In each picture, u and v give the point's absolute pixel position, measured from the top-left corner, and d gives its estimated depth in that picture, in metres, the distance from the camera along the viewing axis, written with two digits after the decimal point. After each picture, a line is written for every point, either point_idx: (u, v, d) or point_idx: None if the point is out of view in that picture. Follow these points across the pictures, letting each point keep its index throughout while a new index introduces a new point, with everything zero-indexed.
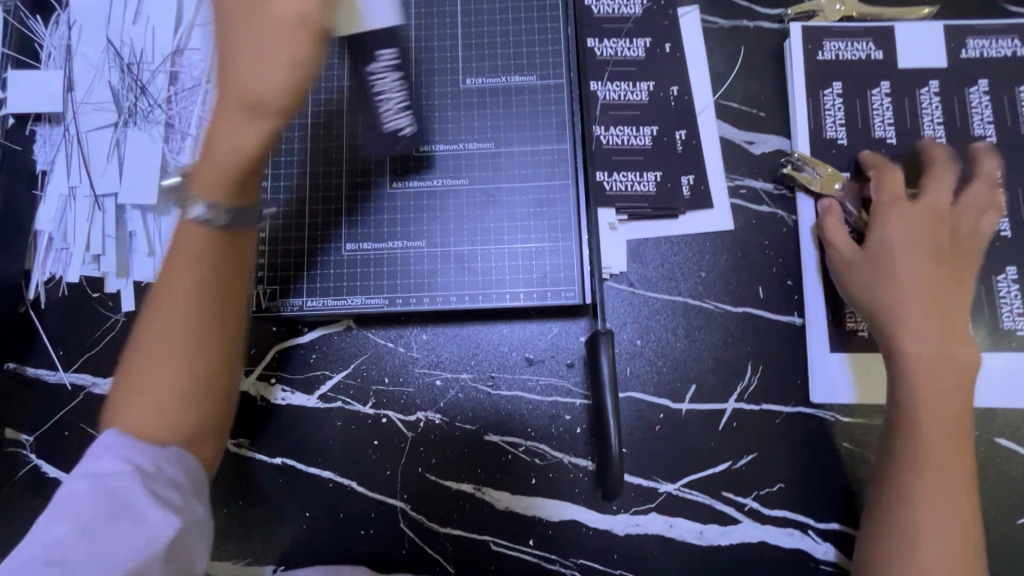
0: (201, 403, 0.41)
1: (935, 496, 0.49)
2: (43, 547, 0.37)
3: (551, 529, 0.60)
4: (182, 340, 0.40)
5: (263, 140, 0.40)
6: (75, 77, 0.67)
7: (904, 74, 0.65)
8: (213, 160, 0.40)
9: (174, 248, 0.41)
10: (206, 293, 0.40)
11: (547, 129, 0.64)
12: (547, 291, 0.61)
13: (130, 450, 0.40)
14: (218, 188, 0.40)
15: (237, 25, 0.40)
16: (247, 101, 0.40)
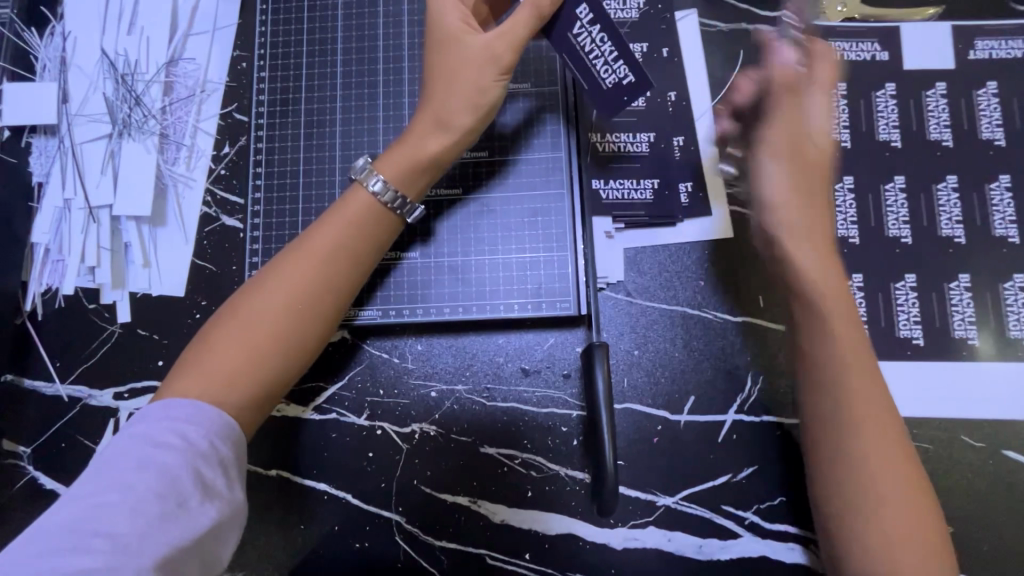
0: (294, 360, 0.48)
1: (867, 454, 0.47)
2: (89, 515, 0.37)
3: (547, 543, 0.59)
4: (319, 295, 0.50)
5: (416, 179, 0.54)
6: (70, 88, 0.67)
7: (909, 76, 0.63)
8: (405, 156, 0.54)
9: (338, 216, 0.52)
10: (350, 264, 0.52)
11: (541, 137, 0.63)
12: (542, 302, 0.61)
13: (187, 424, 0.42)
14: (390, 177, 0.53)
15: (443, 88, 0.54)
16: (415, 149, 0.54)
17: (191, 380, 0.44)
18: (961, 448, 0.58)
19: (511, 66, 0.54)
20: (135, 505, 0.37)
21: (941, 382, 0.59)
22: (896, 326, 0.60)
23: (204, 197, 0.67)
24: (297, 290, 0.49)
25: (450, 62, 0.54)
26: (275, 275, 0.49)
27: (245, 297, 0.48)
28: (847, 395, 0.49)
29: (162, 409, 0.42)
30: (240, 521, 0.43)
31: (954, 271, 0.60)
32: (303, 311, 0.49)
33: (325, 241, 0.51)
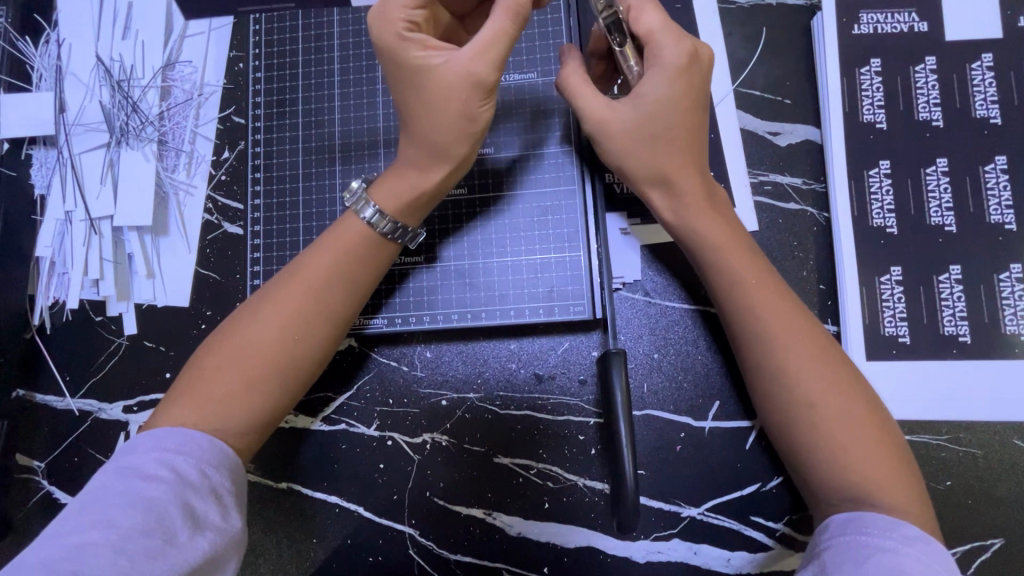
0: (289, 387, 0.48)
1: (824, 411, 0.44)
2: (71, 555, 0.36)
3: (566, 556, 0.57)
4: (311, 321, 0.49)
5: (417, 208, 0.52)
6: (67, 98, 0.66)
7: (951, 47, 0.57)
8: (397, 188, 0.51)
9: (332, 242, 0.51)
10: (347, 286, 0.50)
11: (550, 130, 0.59)
12: (554, 306, 0.57)
13: (177, 455, 0.42)
14: (387, 208, 0.51)
15: (430, 116, 0.49)
16: (410, 181, 0.51)
17: (184, 408, 0.45)
18: (1012, 453, 0.54)
19: (496, 83, 0.48)
20: (120, 542, 0.37)
21: (991, 382, 0.54)
22: (939, 323, 0.55)
23: (206, 204, 0.65)
24: (289, 321, 0.48)
25: (429, 93, 0.48)
26: (268, 303, 0.48)
27: (239, 325, 0.48)
28: (764, 335, 0.47)
29: (152, 440, 0.43)
30: (237, 550, 0.43)
31: (1004, 261, 0.55)
32: (297, 340, 0.48)
33: (318, 269, 0.50)
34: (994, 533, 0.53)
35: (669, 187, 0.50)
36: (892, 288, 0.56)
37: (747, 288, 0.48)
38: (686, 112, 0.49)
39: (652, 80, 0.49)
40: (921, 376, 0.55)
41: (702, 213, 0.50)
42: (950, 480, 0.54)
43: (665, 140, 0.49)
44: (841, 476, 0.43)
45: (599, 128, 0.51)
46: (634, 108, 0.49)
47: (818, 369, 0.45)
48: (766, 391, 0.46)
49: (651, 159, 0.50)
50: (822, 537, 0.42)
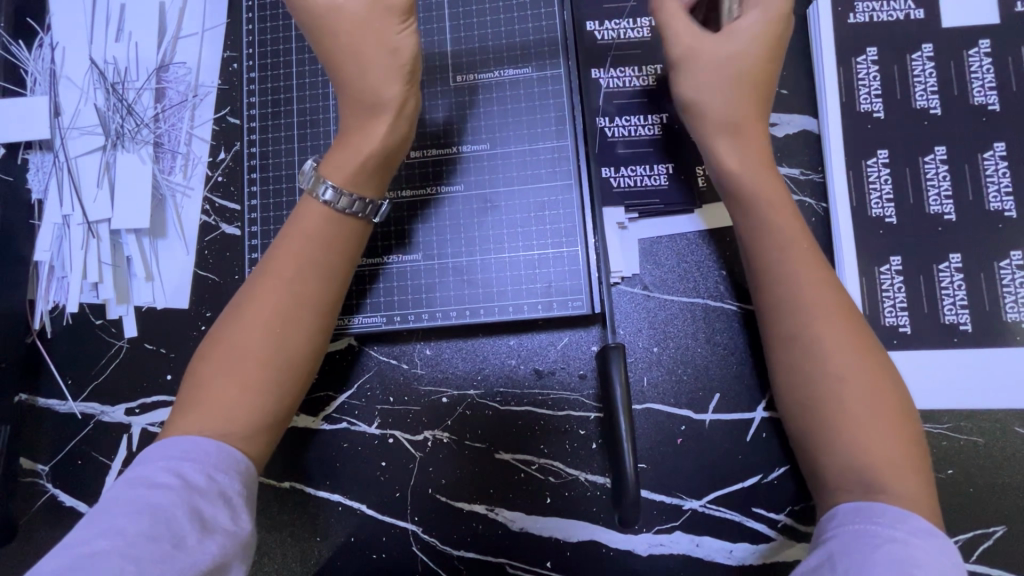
0: (289, 381, 0.48)
1: (849, 387, 0.44)
2: (79, 563, 0.36)
3: (569, 550, 0.57)
4: (293, 312, 0.49)
5: (376, 171, 0.51)
6: (61, 102, 0.66)
7: (949, 34, 0.57)
8: (345, 158, 0.51)
9: (296, 232, 0.50)
10: (322, 273, 0.50)
11: (545, 125, 0.59)
12: (553, 301, 0.57)
13: (183, 461, 0.42)
14: (338, 182, 0.50)
15: (355, 62, 0.50)
16: (357, 142, 0.51)
17: (190, 417, 0.45)
18: (1014, 441, 0.54)
19: (410, 7, 0.50)
20: (129, 548, 0.37)
21: (992, 369, 0.54)
22: (940, 311, 0.55)
23: (203, 206, 0.65)
24: (267, 314, 0.48)
25: (348, 39, 0.50)
26: (245, 302, 0.49)
27: (223, 330, 0.48)
28: (796, 307, 0.47)
29: (160, 451, 0.43)
30: (247, 555, 0.43)
31: (1004, 249, 0.55)
32: (282, 332, 0.48)
33: (290, 262, 0.50)
34: (996, 520, 0.53)
35: (738, 134, 0.51)
36: (892, 277, 0.56)
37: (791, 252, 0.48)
38: (767, 58, 0.51)
39: (751, 18, 0.51)
40: (921, 366, 0.55)
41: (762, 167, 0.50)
42: (952, 469, 0.54)
43: (743, 86, 0.51)
44: (854, 460, 0.42)
45: (681, 64, 0.52)
46: (730, 42, 0.51)
47: (850, 343, 0.45)
48: (794, 360, 0.47)
49: (729, 101, 0.51)
50: (828, 527, 0.42)
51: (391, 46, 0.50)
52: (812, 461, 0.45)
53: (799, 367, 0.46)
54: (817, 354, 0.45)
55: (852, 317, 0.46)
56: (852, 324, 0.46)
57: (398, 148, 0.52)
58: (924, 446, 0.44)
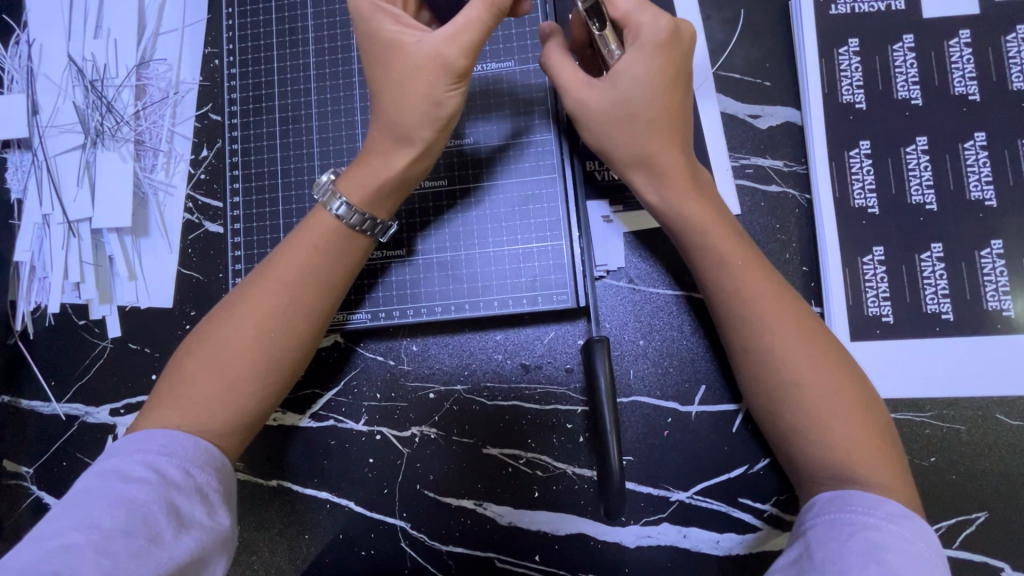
0: (269, 387, 0.47)
1: (815, 391, 0.44)
2: (53, 556, 0.35)
3: (557, 544, 0.57)
4: (289, 319, 0.48)
5: (393, 196, 0.52)
6: (39, 99, 0.65)
7: (930, 24, 0.57)
8: (363, 178, 0.51)
9: (303, 239, 0.50)
10: (318, 281, 0.50)
11: (529, 119, 0.59)
12: (538, 296, 0.57)
13: (161, 456, 0.42)
14: (354, 199, 0.50)
15: (396, 97, 0.48)
16: (372, 167, 0.51)
17: (168, 411, 0.45)
18: (996, 428, 0.55)
19: (467, 72, 0.48)
20: (104, 543, 0.36)
21: (973, 357, 0.55)
22: (922, 300, 0.55)
23: (186, 204, 0.65)
24: (264, 320, 0.47)
25: (400, 70, 0.48)
26: (242, 303, 0.48)
27: (215, 326, 0.48)
28: (755, 315, 0.46)
29: (135, 443, 0.42)
30: (226, 549, 0.43)
31: (985, 238, 0.55)
32: (273, 340, 0.47)
33: (292, 265, 0.49)
34: (979, 507, 0.54)
35: (655, 170, 0.50)
36: (874, 268, 0.56)
37: (734, 268, 0.47)
38: (665, 92, 0.48)
39: (629, 60, 0.48)
40: (903, 355, 0.55)
41: (687, 196, 0.49)
42: (934, 457, 0.54)
43: (641, 124, 0.49)
44: (822, 454, 0.43)
45: (577, 110, 0.51)
46: (611, 89, 0.49)
47: (805, 349, 0.45)
48: (754, 367, 0.46)
49: (629, 142, 0.50)
50: (807, 515, 0.42)
51: (434, 95, 0.48)
52: (789, 459, 0.46)
53: (755, 371, 0.46)
54: (780, 361, 0.45)
55: (809, 324, 0.46)
56: (807, 331, 0.46)
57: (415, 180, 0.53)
58: (897, 444, 0.44)
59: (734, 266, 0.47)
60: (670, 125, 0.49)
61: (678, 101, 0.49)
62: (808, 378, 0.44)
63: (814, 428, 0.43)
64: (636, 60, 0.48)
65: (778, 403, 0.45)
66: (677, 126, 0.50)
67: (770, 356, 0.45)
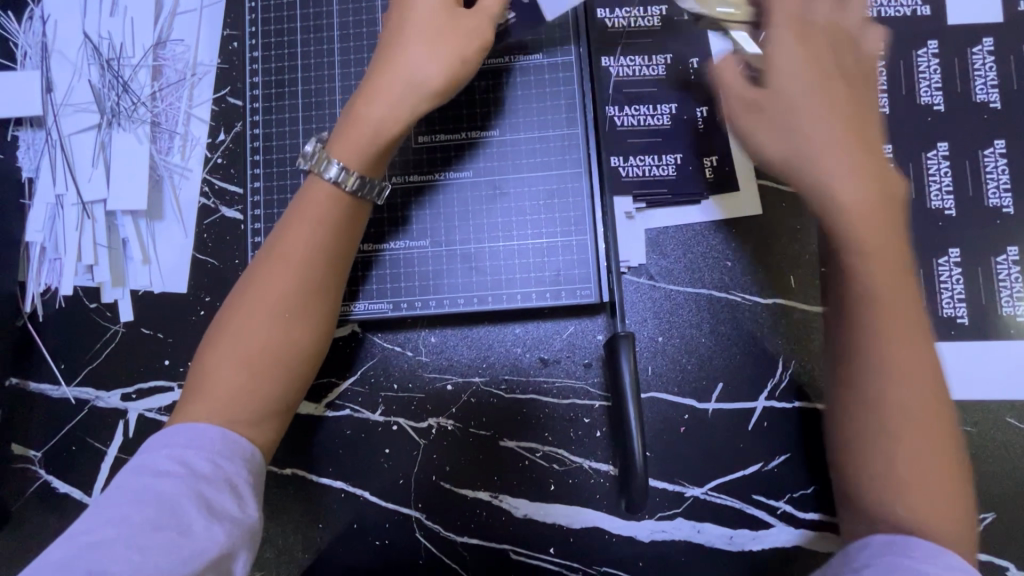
0: (294, 369, 0.48)
1: (914, 442, 0.39)
2: (86, 552, 0.37)
3: (572, 537, 0.58)
4: (304, 300, 0.48)
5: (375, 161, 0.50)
6: (53, 77, 0.64)
7: (954, 31, 0.58)
8: (356, 137, 0.49)
9: (304, 215, 0.49)
10: (326, 259, 0.49)
11: (556, 113, 0.59)
12: (561, 290, 0.57)
13: (188, 449, 0.42)
14: (347, 161, 0.48)
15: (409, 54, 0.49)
16: (362, 123, 0.49)
17: (197, 404, 0.45)
18: (1007, 431, 0.55)
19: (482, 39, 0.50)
20: (133, 538, 0.38)
21: (986, 361, 0.55)
22: (938, 304, 0.56)
23: (202, 187, 0.64)
24: (279, 304, 0.47)
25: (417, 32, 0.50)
26: (255, 289, 0.47)
27: (231, 316, 0.47)
28: (878, 352, 0.40)
29: (168, 438, 0.43)
30: (256, 540, 0.43)
31: (1001, 245, 0.56)
32: (291, 324, 0.47)
33: (299, 245, 0.48)
34: (987, 507, 0.55)
35: (810, 163, 0.43)
36: None
37: (868, 299, 0.41)
38: (825, 86, 0.45)
39: (782, 54, 0.45)
40: None
41: (861, 206, 0.42)
42: None
43: (811, 118, 0.44)
44: (901, 509, 0.39)
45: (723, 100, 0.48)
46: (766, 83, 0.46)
47: (919, 397, 0.40)
48: (857, 406, 0.41)
49: (780, 136, 0.44)
50: (859, 555, 0.39)
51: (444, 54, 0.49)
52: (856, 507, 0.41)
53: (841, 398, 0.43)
54: (889, 403, 0.40)
55: (931, 373, 0.40)
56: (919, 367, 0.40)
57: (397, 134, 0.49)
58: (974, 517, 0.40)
59: (882, 294, 0.41)
60: (847, 135, 0.43)
61: (849, 107, 0.44)
62: (899, 416, 0.40)
63: (905, 484, 0.39)
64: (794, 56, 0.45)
65: (868, 447, 0.40)
66: (852, 128, 0.44)
67: (882, 401, 0.40)
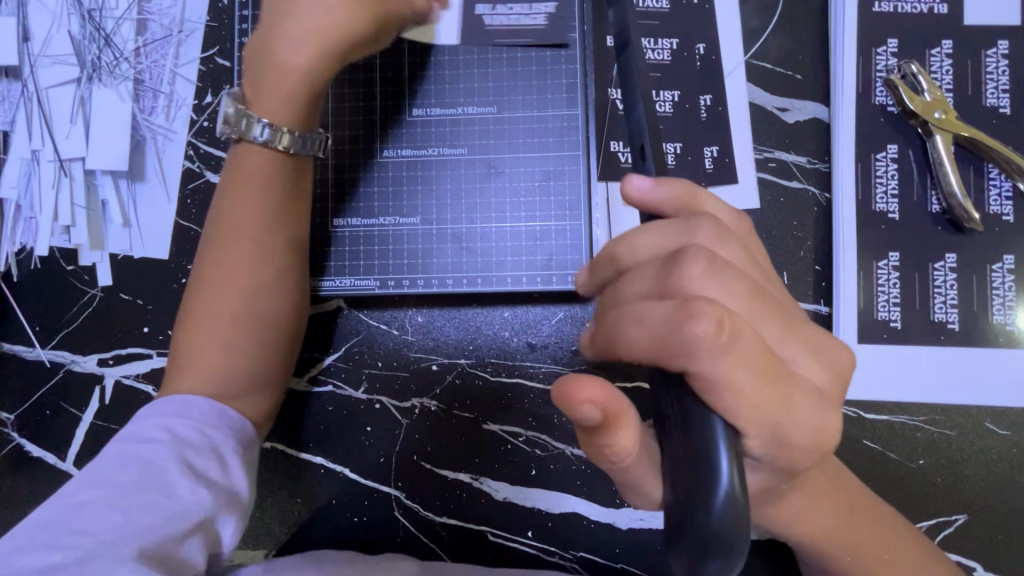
0: (267, 339, 0.49)
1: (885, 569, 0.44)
2: (66, 513, 0.36)
3: (551, 521, 0.58)
4: (262, 266, 0.49)
5: (295, 111, 0.48)
6: (30, 25, 0.61)
7: (970, 32, 0.57)
8: (271, 86, 0.47)
9: (244, 183, 0.49)
10: (276, 223, 0.50)
11: (556, 92, 0.57)
12: (553, 275, 0.56)
13: (174, 418, 0.43)
14: (274, 117, 0.47)
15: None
16: (277, 72, 0.47)
17: (174, 382, 0.46)
18: (987, 437, 0.56)
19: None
20: (115, 499, 0.37)
21: (972, 366, 0.56)
22: (930, 308, 0.56)
23: (186, 150, 0.62)
24: (239, 270, 0.48)
25: None
26: (215, 264, 0.48)
27: (199, 294, 0.48)
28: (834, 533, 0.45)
29: (145, 417, 0.44)
30: (242, 509, 0.43)
31: (998, 252, 0.56)
32: (253, 289, 0.48)
33: (248, 213, 0.49)
34: (959, 509, 0.55)
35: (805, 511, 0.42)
36: (888, 273, 0.56)
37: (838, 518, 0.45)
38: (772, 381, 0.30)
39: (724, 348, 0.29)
40: (907, 360, 0.56)
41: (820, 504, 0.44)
42: (924, 459, 0.56)
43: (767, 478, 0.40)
44: None
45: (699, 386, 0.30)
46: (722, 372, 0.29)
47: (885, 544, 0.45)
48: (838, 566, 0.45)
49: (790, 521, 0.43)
50: None
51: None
52: None
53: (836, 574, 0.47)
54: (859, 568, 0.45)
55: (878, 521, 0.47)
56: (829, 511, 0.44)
57: (320, 74, 0.47)
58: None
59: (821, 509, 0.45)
60: (758, 358, 0.30)
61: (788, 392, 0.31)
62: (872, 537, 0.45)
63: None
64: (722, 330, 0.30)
65: None
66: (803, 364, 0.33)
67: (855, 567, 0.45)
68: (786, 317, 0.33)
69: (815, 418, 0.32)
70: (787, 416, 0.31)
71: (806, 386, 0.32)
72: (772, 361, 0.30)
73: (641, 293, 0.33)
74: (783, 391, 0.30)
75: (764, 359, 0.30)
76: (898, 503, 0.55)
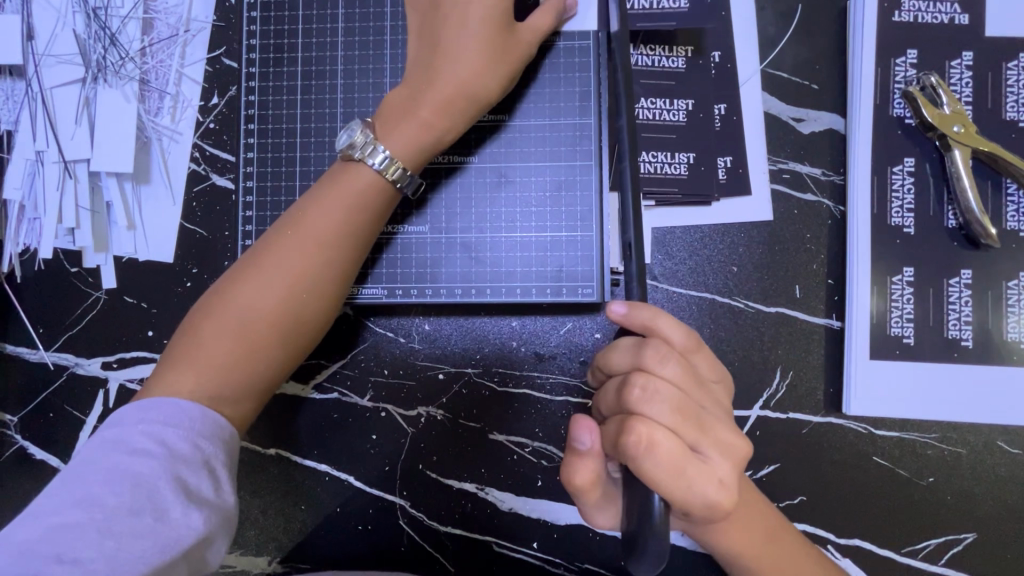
0: (289, 353, 0.48)
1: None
2: (53, 536, 0.36)
3: (556, 533, 0.58)
4: (319, 285, 0.48)
5: (420, 158, 0.50)
6: (35, 24, 0.60)
7: (991, 43, 0.56)
8: (408, 131, 0.49)
9: (336, 199, 0.49)
10: (352, 247, 0.50)
11: (568, 100, 0.56)
12: (563, 286, 0.55)
13: (164, 428, 0.41)
14: (396, 152, 0.49)
15: (462, 47, 0.49)
16: (409, 121, 0.50)
17: (180, 376, 0.44)
18: (997, 455, 0.55)
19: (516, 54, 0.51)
20: (106, 523, 0.37)
21: (984, 383, 0.55)
22: (944, 324, 0.55)
23: (192, 152, 0.61)
24: (292, 284, 0.47)
25: (460, 28, 0.49)
26: (269, 266, 0.47)
27: (238, 287, 0.47)
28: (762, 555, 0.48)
29: (139, 412, 0.42)
30: (231, 525, 0.42)
31: (1014, 269, 0.55)
32: (301, 306, 0.48)
33: (328, 230, 0.48)
34: (968, 528, 0.55)
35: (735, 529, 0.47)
36: (903, 288, 0.56)
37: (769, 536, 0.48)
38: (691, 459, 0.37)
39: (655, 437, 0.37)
40: (919, 377, 0.55)
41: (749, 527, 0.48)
42: (933, 477, 0.55)
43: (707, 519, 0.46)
44: None
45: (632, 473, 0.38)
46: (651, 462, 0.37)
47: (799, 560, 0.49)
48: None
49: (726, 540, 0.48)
50: None
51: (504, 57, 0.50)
52: None
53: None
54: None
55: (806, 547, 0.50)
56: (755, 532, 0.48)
57: (456, 131, 0.51)
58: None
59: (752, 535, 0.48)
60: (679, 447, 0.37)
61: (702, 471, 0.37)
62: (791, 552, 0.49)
63: None
64: (652, 427, 0.38)
65: None
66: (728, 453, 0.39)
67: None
68: (704, 420, 0.39)
69: (716, 498, 0.37)
70: (685, 496, 0.37)
71: (712, 477, 0.37)
72: (680, 455, 0.37)
73: (609, 408, 0.43)
74: (684, 480, 0.37)
75: (670, 456, 0.37)
76: (904, 519, 0.55)
